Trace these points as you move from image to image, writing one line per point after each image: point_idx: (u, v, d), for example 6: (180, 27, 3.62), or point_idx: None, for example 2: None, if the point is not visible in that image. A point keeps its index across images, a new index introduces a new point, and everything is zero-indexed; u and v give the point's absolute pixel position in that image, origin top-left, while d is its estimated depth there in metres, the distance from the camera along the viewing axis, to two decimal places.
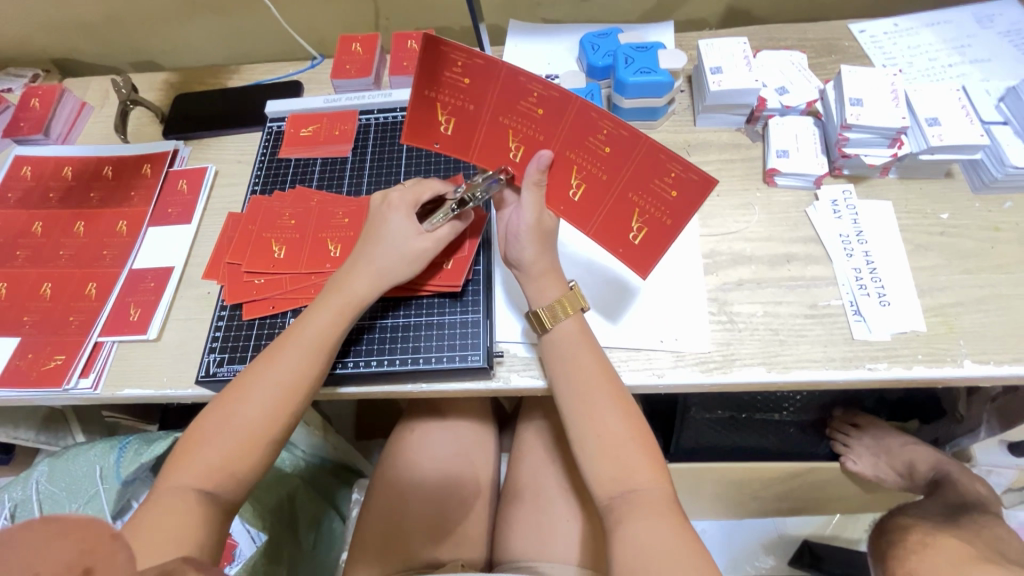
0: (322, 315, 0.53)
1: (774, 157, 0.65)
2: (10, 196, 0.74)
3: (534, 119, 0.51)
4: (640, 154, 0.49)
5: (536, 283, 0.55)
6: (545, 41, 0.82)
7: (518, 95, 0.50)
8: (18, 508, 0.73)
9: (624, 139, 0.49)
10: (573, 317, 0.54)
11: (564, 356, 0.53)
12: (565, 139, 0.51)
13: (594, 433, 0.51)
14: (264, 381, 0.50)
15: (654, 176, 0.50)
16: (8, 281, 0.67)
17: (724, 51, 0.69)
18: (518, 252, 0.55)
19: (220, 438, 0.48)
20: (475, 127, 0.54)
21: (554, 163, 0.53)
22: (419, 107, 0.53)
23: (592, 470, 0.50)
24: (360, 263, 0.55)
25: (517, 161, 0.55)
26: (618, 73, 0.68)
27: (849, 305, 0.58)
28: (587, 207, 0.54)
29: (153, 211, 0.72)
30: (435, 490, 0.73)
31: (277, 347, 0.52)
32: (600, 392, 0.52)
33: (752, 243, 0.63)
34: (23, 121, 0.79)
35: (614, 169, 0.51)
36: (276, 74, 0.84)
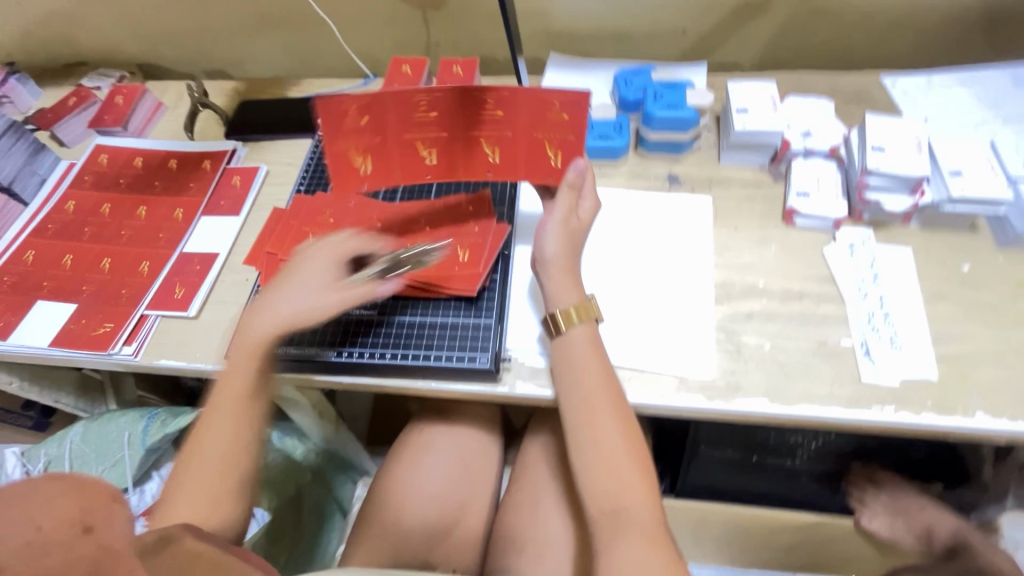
0: (237, 372, 0.53)
1: (793, 197, 0.67)
2: (86, 179, 0.83)
3: (429, 122, 0.57)
4: (525, 101, 0.56)
5: (555, 288, 0.58)
6: (582, 74, 0.87)
7: (409, 111, 0.56)
8: (51, 464, 0.77)
9: (506, 97, 0.56)
10: (587, 326, 0.56)
11: (569, 363, 0.55)
12: (458, 122, 0.57)
13: (594, 444, 0.52)
14: (208, 445, 0.51)
15: (543, 112, 0.57)
16: (74, 252, 0.75)
17: (751, 94, 0.72)
18: (548, 245, 0.59)
19: (183, 498, 0.49)
20: (388, 152, 0.59)
21: (461, 143, 0.59)
22: (338, 159, 0.59)
23: (588, 484, 0.52)
24: (264, 306, 0.55)
25: (433, 163, 0.61)
26: (647, 107, 0.72)
27: (859, 346, 0.58)
28: (506, 162, 0.60)
29: (207, 202, 0.78)
30: (439, 493, 0.75)
31: (203, 421, 0.52)
32: (600, 402, 0.53)
33: (767, 278, 0.64)
34: (106, 114, 0.88)
35: (514, 121, 0.57)
36: (331, 88, 0.92)
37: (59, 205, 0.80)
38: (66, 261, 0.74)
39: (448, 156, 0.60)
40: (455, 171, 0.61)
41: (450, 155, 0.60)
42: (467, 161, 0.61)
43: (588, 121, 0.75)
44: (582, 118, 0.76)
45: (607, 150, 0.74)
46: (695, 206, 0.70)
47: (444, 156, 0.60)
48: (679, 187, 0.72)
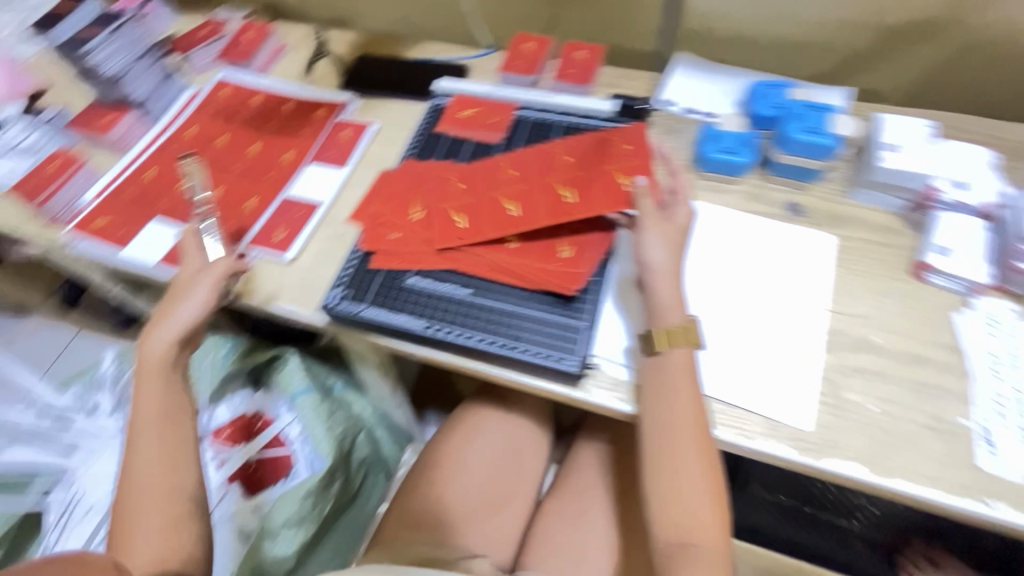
0: (151, 391, 0.55)
1: (930, 252, 0.61)
2: (209, 108, 0.86)
3: (512, 176, 0.67)
4: (590, 151, 0.67)
5: (662, 300, 0.54)
6: (710, 79, 0.81)
7: (495, 173, 0.68)
8: (141, 368, 0.84)
9: (572, 154, 0.67)
10: (687, 349, 0.53)
11: (663, 385, 0.52)
12: (535, 172, 0.67)
13: (673, 476, 0.49)
14: (148, 461, 0.53)
15: (604, 153, 0.66)
16: (190, 177, 0.78)
17: (903, 130, 0.67)
18: (650, 249, 0.56)
19: (147, 525, 0.51)
20: (480, 206, 0.64)
21: (541, 190, 0.64)
22: (438, 219, 0.65)
23: (657, 513, 0.50)
24: (163, 325, 0.57)
25: (520, 212, 0.63)
26: (783, 127, 0.68)
27: (980, 430, 0.52)
28: (583, 198, 0.62)
29: (316, 150, 0.80)
30: (485, 476, 0.74)
31: (133, 437, 0.54)
32: (688, 437, 0.50)
33: (884, 334, 0.59)
34: (236, 51, 0.92)
35: (585, 167, 0.65)
36: (449, 54, 0.91)
37: (180, 130, 0.84)
38: (182, 184, 0.78)
39: (534, 204, 0.63)
40: (539, 216, 0.62)
41: (533, 203, 0.63)
42: (552, 206, 0.62)
43: (712, 132, 0.72)
44: (706, 129, 0.72)
45: (728, 165, 0.70)
46: (814, 242, 0.65)
47: (528, 208, 0.63)
48: (801, 219, 0.67)
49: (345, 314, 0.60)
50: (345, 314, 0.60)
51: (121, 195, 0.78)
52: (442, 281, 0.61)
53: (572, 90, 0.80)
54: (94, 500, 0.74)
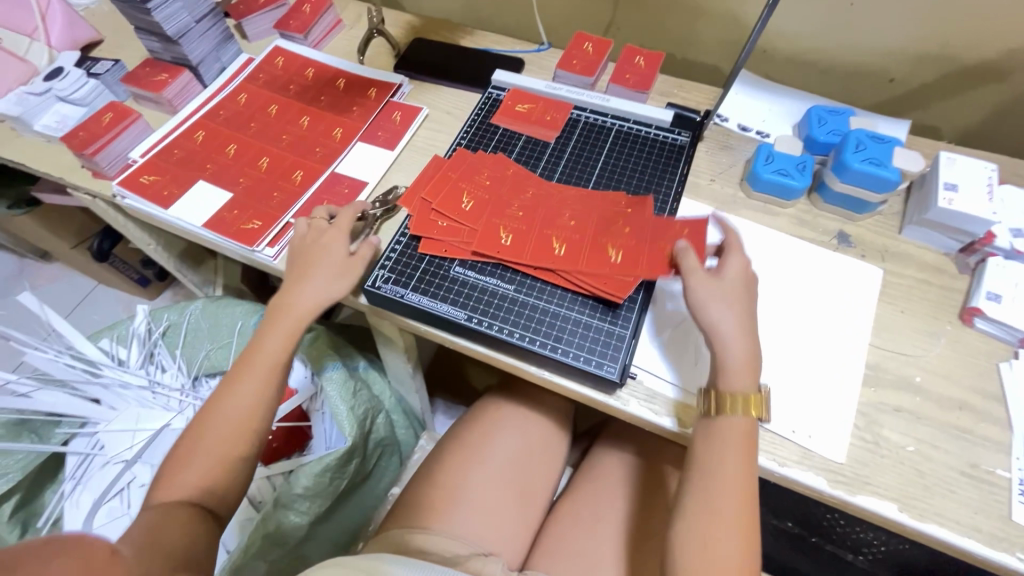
0: (271, 339, 0.58)
1: (981, 298, 0.60)
2: (261, 76, 0.86)
3: (567, 225, 0.64)
4: (649, 218, 0.64)
5: (727, 361, 0.51)
6: (768, 99, 0.80)
7: (554, 214, 0.65)
8: (169, 329, 0.84)
9: (635, 217, 0.64)
10: (748, 419, 0.50)
11: (716, 443, 0.50)
12: (593, 225, 0.64)
13: (705, 535, 0.47)
14: (234, 402, 0.55)
15: (665, 225, 0.63)
16: (238, 144, 0.78)
17: (965, 171, 0.64)
18: (712, 309, 0.53)
19: (198, 457, 0.52)
20: (525, 240, 0.63)
21: (590, 244, 0.62)
22: (483, 229, 0.63)
23: (679, 566, 0.47)
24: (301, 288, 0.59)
25: (561, 253, 0.61)
26: (843, 155, 0.65)
27: (1017, 482, 0.52)
28: (626, 262, 0.60)
29: (365, 129, 0.80)
30: (499, 487, 0.73)
31: (237, 375, 0.56)
32: (731, 502, 0.47)
33: (926, 375, 0.58)
34: (292, 20, 0.90)
35: (639, 235, 0.62)
36: (505, 47, 0.90)
37: (232, 96, 0.84)
38: (230, 149, 0.78)
39: (577, 251, 0.61)
40: (579, 262, 0.60)
41: (578, 251, 0.61)
42: (592, 259, 0.61)
43: (768, 152, 0.70)
44: (762, 147, 0.71)
45: (781, 188, 0.68)
46: (861, 275, 0.64)
47: (571, 253, 0.61)
48: (847, 248, 0.67)
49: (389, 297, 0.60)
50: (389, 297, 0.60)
51: (169, 154, 0.77)
52: (486, 274, 0.62)
53: (629, 95, 0.80)
54: (113, 454, 0.75)
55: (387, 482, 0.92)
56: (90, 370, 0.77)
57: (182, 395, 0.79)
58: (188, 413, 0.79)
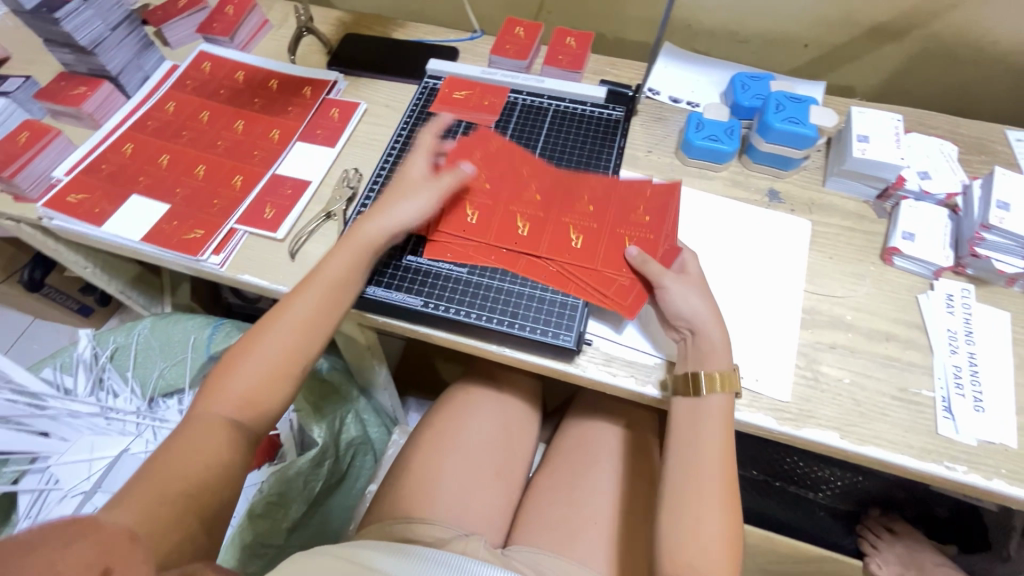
0: (339, 257, 0.57)
1: (898, 238, 0.65)
2: (189, 83, 0.83)
3: (534, 203, 0.66)
4: (614, 205, 0.66)
5: (711, 344, 0.54)
6: (695, 70, 0.84)
7: (520, 191, 0.67)
8: (118, 351, 0.81)
9: (598, 201, 0.66)
10: (725, 396, 0.53)
11: (699, 423, 0.52)
12: (558, 204, 0.66)
13: (688, 519, 0.49)
14: (291, 314, 0.54)
15: (630, 209, 0.65)
16: (171, 154, 0.76)
17: (875, 122, 0.70)
18: (689, 301, 0.56)
19: (248, 364, 0.51)
20: (494, 217, 0.64)
21: (554, 226, 0.64)
22: (453, 203, 0.65)
23: (667, 552, 0.49)
24: (381, 213, 0.59)
25: (525, 233, 0.63)
26: (766, 116, 0.69)
27: (940, 399, 0.57)
28: (586, 249, 0.62)
29: (303, 128, 0.79)
30: (478, 473, 0.74)
31: (300, 287, 0.55)
32: (712, 486, 0.49)
33: (855, 313, 0.63)
34: (215, 22, 0.88)
35: (601, 218, 0.64)
36: (438, 36, 0.90)
37: (160, 105, 0.81)
38: (162, 160, 0.75)
39: (541, 232, 0.63)
40: (540, 242, 0.63)
41: (543, 232, 0.63)
42: (554, 241, 0.63)
43: (698, 120, 0.73)
44: (692, 115, 0.74)
45: (713, 152, 0.72)
46: (792, 228, 0.69)
47: (535, 234, 0.63)
48: (778, 204, 0.71)
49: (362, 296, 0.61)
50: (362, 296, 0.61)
51: (97, 170, 0.74)
52: (438, 260, 0.63)
53: (563, 76, 0.82)
54: (70, 487, 0.71)
55: (364, 479, 0.92)
56: (35, 403, 0.72)
57: (139, 418, 0.77)
58: (146, 436, 0.77)
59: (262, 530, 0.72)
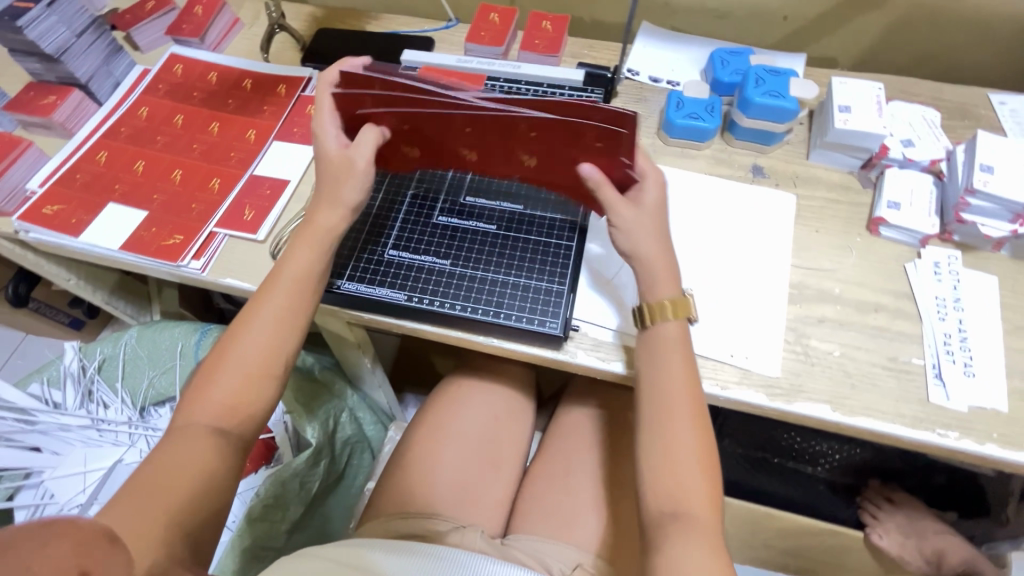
0: (302, 254, 0.54)
1: (883, 208, 0.65)
2: (161, 87, 0.82)
3: (468, 134, 0.56)
4: (557, 129, 0.52)
5: (652, 277, 0.53)
6: (674, 48, 0.83)
7: (445, 125, 0.55)
8: (106, 362, 0.81)
9: (539, 125, 0.52)
10: (678, 322, 0.52)
11: (658, 354, 0.52)
12: (495, 136, 0.56)
13: (664, 449, 0.48)
14: (261, 317, 0.52)
15: (575, 138, 0.53)
16: (147, 160, 0.75)
17: (856, 92, 0.69)
18: (638, 244, 0.53)
19: (227, 371, 0.49)
20: (435, 149, 0.61)
21: (498, 153, 0.59)
22: (389, 145, 0.61)
23: (648, 485, 0.48)
24: (330, 200, 0.56)
25: (474, 158, 0.61)
26: (745, 91, 0.69)
27: (931, 367, 0.57)
28: (537, 164, 0.59)
29: (280, 127, 0.78)
30: (474, 463, 0.74)
31: (267, 287, 0.53)
32: (681, 410, 0.49)
33: (843, 285, 0.62)
34: (185, 23, 0.86)
35: (545, 142, 0.55)
36: (412, 27, 0.89)
37: (132, 110, 0.80)
38: (138, 166, 0.74)
39: (487, 156, 0.60)
40: (492, 163, 0.61)
41: (488, 157, 0.60)
42: (504, 160, 0.61)
43: (678, 99, 0.72)
44: (671, 94, 0.73)
45: (694, 131, 0.71)
46: (776, 203, 0.68)
47: (483, 156, 0.61)
48: (762, 180, 0.70)
49: (338, 287, 0.60)
50: (338, 287, 0.60)
51: (72, 180, 0.73)
52: (421, 255, 0.63)
53: (541, 61, 0.81)
54: (66, 500, 0.70)
55: (363, 477, 0.91)
56: (24, 418, 0.74)
57: (131, 428, 0.77)
58: (140, 446, 0.76)
59: (260, 532, 0.72)
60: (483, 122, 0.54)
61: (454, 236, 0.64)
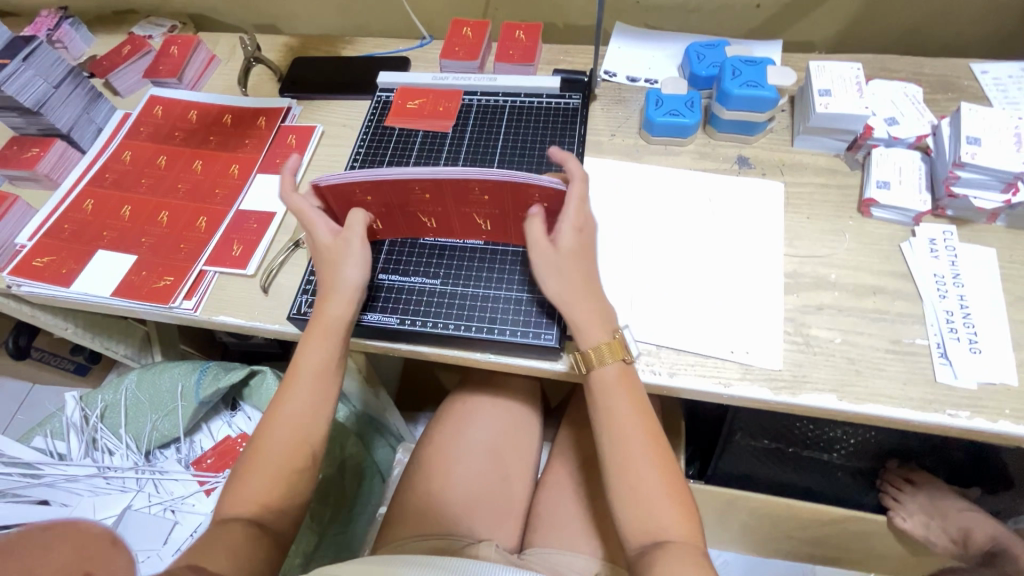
0: (315, 347, 0.54)
1: (873, 188, 0.64)
2: (143, 130, 0.82)
3: (425, 201, 0.58)
4: (509, 192, 0.55)
5: (578, 322, 0.53)
6: (649, 46, 0.83)
7: (405, 193, 0.56)
8: (108, 410, 0.80)
9: (490, 188, 0.55)
10: (617, 364, 0.53)
11: (605, 395, 0.52)
12: (452, 202, 0.58)
13: (626, 478, 0.50)
14: (284, 420, 0.52)
15: (526, 197, 0.55)
16: (133, 204, 0.75)
17: (836, 75, 0.68)
18: (549, 283, 0.54)
19: (258, 471, 0.50)
20: (395, 217, 0.61)
21: (457, 217, 0.61)
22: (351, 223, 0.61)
23: (622, 519, 0.50)
24: (334, 290, 0.55)
25: (434, 224, 0.62)
26: (723, 84, 0.68)
27: (935, 346, 0.56)
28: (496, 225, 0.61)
29: (262, 160, 0.78)
30: (482, 486, 0.73)
31: (287, 385, 0.53)
32: (636, 443, 0.51)
33: (839, 270, 0.62)
34: (161, 65, 0.87)
35: (498, 204, 0.57)
36: (387, 48, 0.89)
37: (116, 155, 0.80)
38: (124, 211, 0.74)
39: (448, 221, 0.62)
40: (453, 229, 0.63)
41: (449, 221, 0.62)
42: (464, 226, 0.62)
43: (657, 96, 0.72)
44: (650, 92, 0.72)
45: (675, 127, 0.70)
46: (765, 192, 0.68)
47: (443, 222, 0.62)
48: (749, 170, 0.70)
49: None
50: None
51: (60, 231, 0.73)
52: (410, 276, 0.63)
53: (516, 71, 0.80)
54: None
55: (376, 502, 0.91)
56: (30, 473, 0.73)
57: (138, 473, 0.77)
58: (148, 490, 0.76)
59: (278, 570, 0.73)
60: (440, 187, 0.55)
61: (441, 255, 0.64)
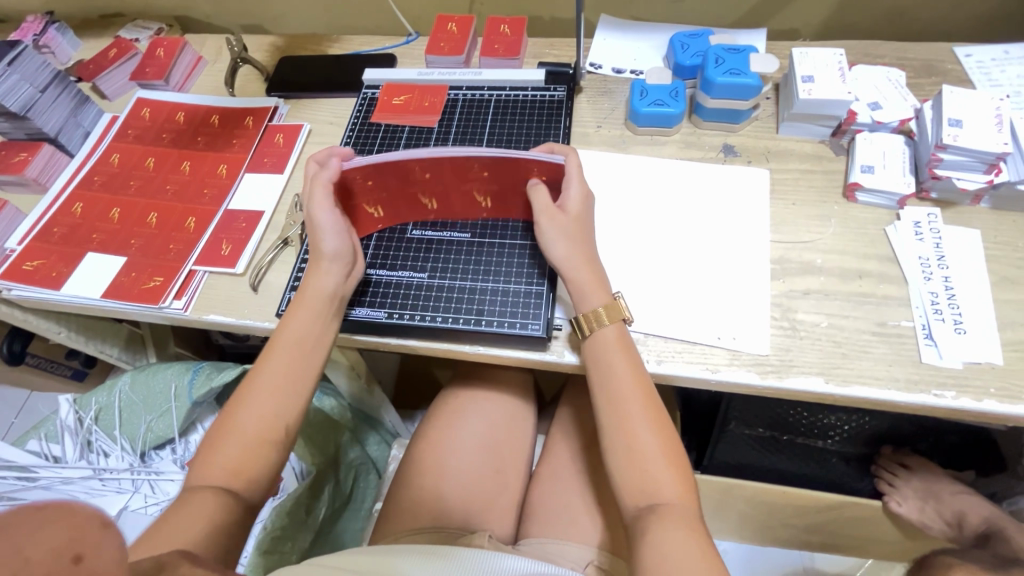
0: (298, 321, 0.54)
1: (857, 172, 0.64)
2: (131, 132, 0.82)
3: (426, 182, 0.58)
4: (509, 167, 0.56)
5: (579, 285, 0.55)
6: (634, 37, 0.83)
7: (404, 175, 0.57)
8: (102, 412, 0.81)
9: (489, 164, 0.56)
10: (616, 325, 0.54)
11: (600, 360, 0.53)
12: (451, 180, 0.58)
13: (626, 445, 0.50)
14: (258, 392, 0.51)
15: (524, 171, 0.57)
16: (122, 206, 0.75)
17: (818, 61, 0.68)
18: (556, 246, 0.56)
19: (230, 443, 0.49)
20: (396, 203, 0.62)
21: (456, 196, 0.61)
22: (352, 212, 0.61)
23: (620, 484, 0.49)
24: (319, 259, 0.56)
25: (434, 206, 0.63)
26: (707, 72, 0.68)
27: (920, 327, 0.56)
28: (494, 203, 0.62)
29: (250, 159, 0.78)
30: (477, 471, 0.74)
31: (265, 358, 0.53)
32: (635, 409, 0.50)
33: (825, 255, 0.62)
34: (148, 67, 0.87)
35: (497, 180, 0.58)
36: (372, 46, 0.89)
37: (104, 158, 0.80)
38: (114, 213, 0.74)
39: (448, 202, 0.63)
40: (453, 211, 0.64)
41: (449, 202, 0.63)
42: (463, 206, 0.63)
43: (642, 86, 0.72)
44: (635, 83, 0.72)
45: (661, 117, 0.71)
46: (751, 179, 0.68)
47: (443, 204, 0.63)
48: (734, 158, 0.70)
49: None
50: None
51: (49, 234, 0.73)
52: (398, 270, 0.63)
53: (501, 65, 0.81)
54: None
55: (370, 499, 0.92)
56: (25, 476, 0.74)
57: (132, 474, 0.78)
58: (143, 491, 0.78)
59: None
60: (440, 166, 0.56)
61: (430, 247, 0.64)
